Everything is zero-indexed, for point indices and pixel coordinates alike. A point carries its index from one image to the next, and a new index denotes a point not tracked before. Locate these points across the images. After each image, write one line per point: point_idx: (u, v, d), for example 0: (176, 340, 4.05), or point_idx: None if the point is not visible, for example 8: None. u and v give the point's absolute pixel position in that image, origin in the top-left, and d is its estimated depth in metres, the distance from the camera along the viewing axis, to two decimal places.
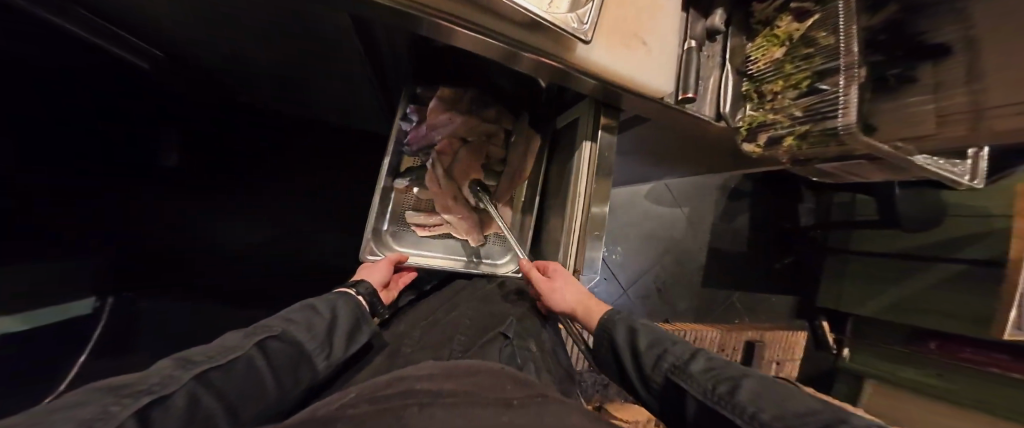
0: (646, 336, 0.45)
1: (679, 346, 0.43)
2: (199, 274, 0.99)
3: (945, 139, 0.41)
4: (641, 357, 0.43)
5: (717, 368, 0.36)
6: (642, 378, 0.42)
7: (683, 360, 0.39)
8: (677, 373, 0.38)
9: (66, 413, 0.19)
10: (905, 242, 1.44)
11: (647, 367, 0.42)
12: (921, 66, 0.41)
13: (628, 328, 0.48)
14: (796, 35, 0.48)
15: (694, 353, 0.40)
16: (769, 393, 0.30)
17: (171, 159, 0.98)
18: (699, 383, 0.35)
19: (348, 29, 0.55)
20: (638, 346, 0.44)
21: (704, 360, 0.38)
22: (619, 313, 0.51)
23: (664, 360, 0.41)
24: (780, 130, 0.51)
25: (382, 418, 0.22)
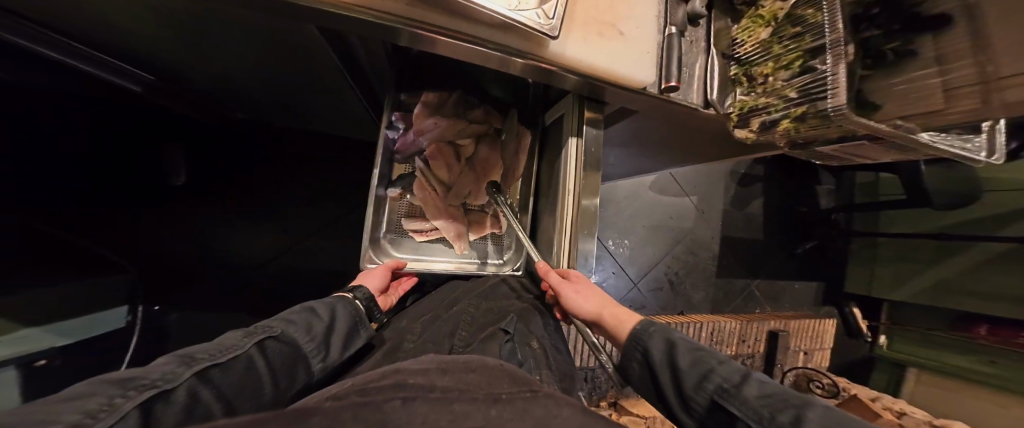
0: (687, 351, 0.35)
1: (733, 366, 0.32)
2: (219, 282, 1.06)
3: (958, 115, 0.37)
4: (681, 379, 0.33)
5: (781, 396, 0.27)
6: (683, 404, 0.33)
7: (732, 383, 0.29)
8: (725, 398, 0.28)
9: (78, 402, 0.21)
10: (943, 220, 1.39)
11: (686, 390, 0.32)
12: (922, 37, 0.38)
13: (665, 341, 0.38)
14: (780, 15, 0.46)
15: (745, 375, 0.30)
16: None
17: (178, 179, 1.06)
18: (757, 413, 0.26)
19: (326, 51, 0.57)
20: (677, 361, 0.34)
21: (766, 387, 0.28)
22: (656, 323, 0.41)
23: (708, 381, 0.31)
24: (774, 114, 0.47)
25: (362, 410, 0.21)
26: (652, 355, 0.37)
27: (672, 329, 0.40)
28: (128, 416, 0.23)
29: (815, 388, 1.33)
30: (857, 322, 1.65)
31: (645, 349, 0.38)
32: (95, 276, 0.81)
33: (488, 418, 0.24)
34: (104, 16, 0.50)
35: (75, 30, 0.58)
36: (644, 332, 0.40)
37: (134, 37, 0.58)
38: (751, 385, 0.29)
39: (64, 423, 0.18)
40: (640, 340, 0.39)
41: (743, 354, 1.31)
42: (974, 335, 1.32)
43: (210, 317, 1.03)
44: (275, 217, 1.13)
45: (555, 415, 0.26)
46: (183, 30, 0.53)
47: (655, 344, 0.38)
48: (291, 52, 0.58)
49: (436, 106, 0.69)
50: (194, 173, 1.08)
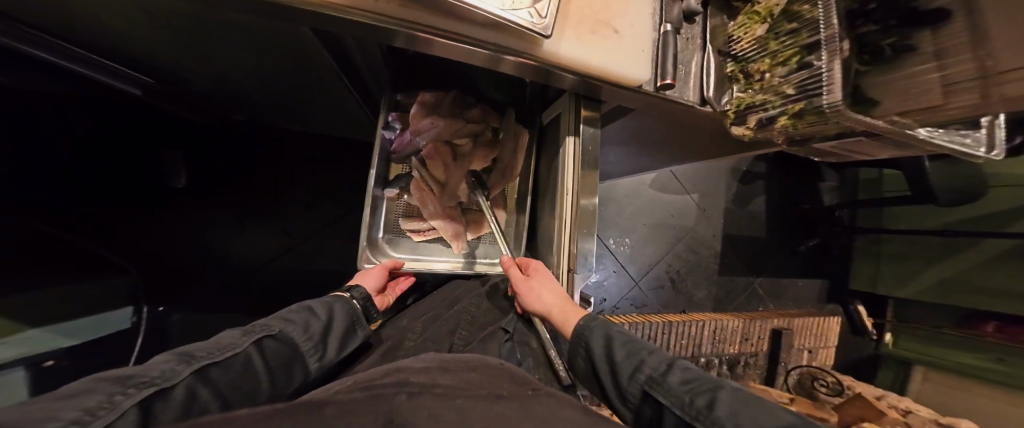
0: (624, 346, 0.44)
1: (657, 355, 0.41)
2: (222, 283, 1.07)
3: (959, 110, 0.37)
4: (619, 372, 0.41)
5: (693, 378, 0.36)
6: (621, 392, 0.41)
7: (659, 372, 0.38)
8: (655, 386, 0.37)
9: (78, 399, 0.22)
10: (949, 216, 1.38)
11: (623, 381, 0.40)
12: (920, 32, 0.37)
13: (607, 338, 0.46)
14: (777, 11, 0.46)
15: (671, 363, 0.39)
16: (742, 405, 0.30)
17: (180, 181, 1.07)
18: (679, 398, 0.33)
19: (321, 53, 0.57)
20: (617, 357, 0.42)
21: (682, 371, 0.37)
22: (598, 320, 0.49)
23: (642, 372, 0.39)
24: (772, 110, 0.47)
25: (372, 404, 0.22)
26: (597, 352, 0.45)
27: (614, 326, 0.48)
28: (127, 414, 0.23)
29: (819, 386, 1.32)
30: (862, 319, 1.65)
31: (592, 348, 0.46)
32: (95, 277, 0.82)
33: (489, 415, 0.24)
34: (100, 19, 0.51)
35: (73, 33, 0.59)
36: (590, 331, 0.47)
37: (130, 39, 0.59)
38: (674, 371, 0.38)
39: (61, 420, 0.19)
40: (588, 339, 0.47)
41: (746, 353, 1.31)
42: (981, 333, 1.30)
43: (213, 317, 1.04)
44: (277, 218, 1.14)
45: (554, 414, 0.26)
46: (181, 33, 0.53)
47: (599, 341, 0.46)
48: (288, 54, 0.59)
49: (432, 105, 0.69)
50: (194, 174, 1.09)
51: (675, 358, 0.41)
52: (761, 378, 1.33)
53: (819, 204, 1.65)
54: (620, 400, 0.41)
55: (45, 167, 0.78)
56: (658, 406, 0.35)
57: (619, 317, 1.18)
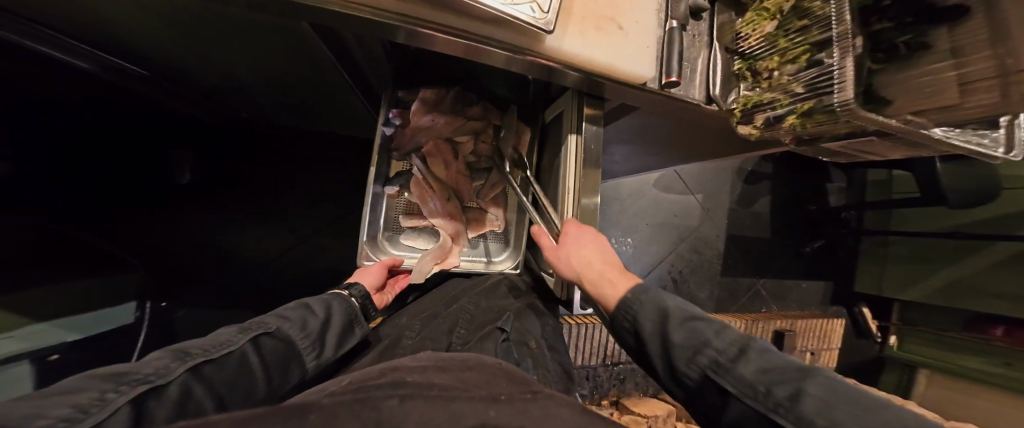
0: (679, 324, 0.34)
1: (724, 336, 0.32)
2: (224, 279, 1.08)
3: (974, 109, 0.35)
4: (674, 355, 0.33)
5: (775, 367, 0.26)
6: (675, 377, 0.33)
7: (728, 356, 0.29)
8: (722, 372, 0.28)
9: (74, 395, 0.22)
10: (959, 218, 1.35)
11: (678, 365, 0.32)
12: (936, 29, 0.37)
13: (658, 313, 0.37)
14: (786, 7, 0.44)
15: (744, 347, 0.30)
16: (851, 398, 0.21)
17: (184, 176, 1.08)
18: (751, 388, 0.25)
19: (324, 49, 0.57)
20: (670, 338, 0.34)
21: (765, 360, 0.28)
22: (647, 292, 0.40)
23: (703, 355, 0.30)
24: (780, 109, 0.46)
25: (358, 408, 0.21)
26: (646, 328, 0.37)
27: (669, 301, 0.38)
28: (119, 412, 0.23)
29: None
30: (866, 323, 1.61)
31: (637, 324, 0.38)
32: (101, 273, 0.83)
33: (486, 418, 0.24)
34: (102, 15, 0.51)
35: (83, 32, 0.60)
36: (636, 306, 0.39)
37: (138, 37, 0.59)
38: (747, 358, 0.28)
39: (53, 418, 0.19)
40: (631, 313, 0.39)
41: None
42: (988, 336, 1.28)
43: (216, 314, 1.05)
44: (278, 215, 1.14)
45: (553, 416, 0.25)
46: (183, 29, 0.53)
47: (646, 317, 0.37)
48: (293, 51, 0.59)
49: (433, 101, 0.68)
50: (198, 170, 1.10)
51: (752, 341, 0.31)
52: None
53: (825, 206, 1.62)
54: (677, 387, 0.33)
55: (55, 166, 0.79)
56: (725, 400, 0.27)
57: None
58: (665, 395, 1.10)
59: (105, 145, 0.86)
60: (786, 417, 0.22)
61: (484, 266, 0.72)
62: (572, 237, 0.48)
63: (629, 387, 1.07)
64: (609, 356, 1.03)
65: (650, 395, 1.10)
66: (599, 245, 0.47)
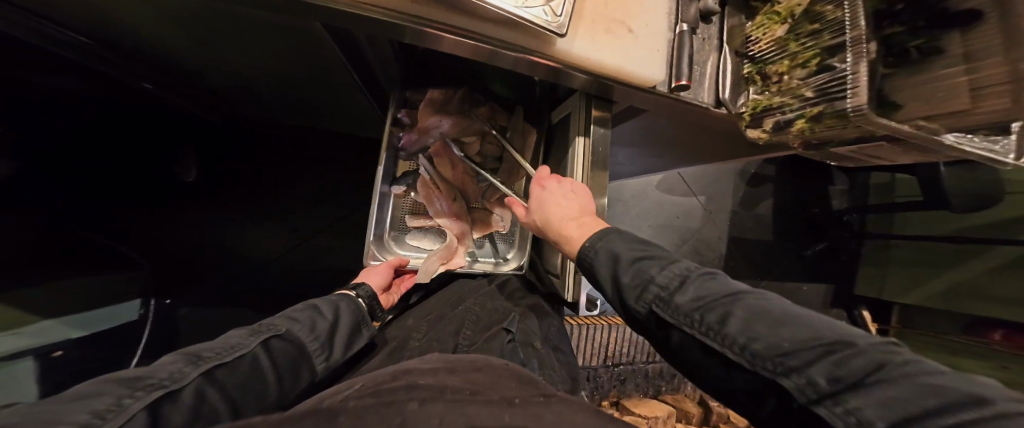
0: (628, 264, 0.37)
1: (667, 271, 0.35)
2: (227, 278, 1.08)
3: (989, 114, 0.36)
4: (625, 293, 0.36)
5: (708, 290, 0.31)
6: (623, 307, 0.37)
7: (669, 290, 0.33)
8: (666, 305, 0.32)
9: (90, 401, 0.25)
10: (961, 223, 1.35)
11: (630, 303, 0.35)
12: (948, 33, 0.37)
13: (609, 257, 0.40)
14: (798, 11, 0.44)
15: (682, 279, 0.33)
16: (765, 312, 0.26)
17: (190, 174, 1.07)
18: (690, 318, 0.30)
19: (334, 50, 0.57)
20: (620, 280, 0.37)
21: (699, 287, 0.32)
22: (599, 237, 0.42)
23: (649, 291, 0.34)
24: (789, 113, 0.46)
25: (381, 417, 0.22)
26: (600, 271, 0.40)
27: (620, 242, 0.41)
28: (135, 417, 0.26)
29: None
30: (867, 325, 1.61)
31: (593, 268, 0.41)
32: (106, 270, 0.83)
33: (501, 423, 0.23)
34: (113, 12, 0.51)
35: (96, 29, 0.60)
36: (591, 253, 0.42)
37: (147, 35, 0.59)
38: (685, 288, 0.32)
39: (73, 423, 0.22)
40: (589, 260, 0.42)
41: None
42: (988, 341, 1.28)
43: (219, 311, 1.05)
44: (282, 213, 1.14)
45: (567, 420, 0.25)
46: (192, 28, 0.53)
47: (600, 262, 0.40)
48: (302, 52, 0.59)
49: (441, 101, 0.68)
50: (205, 167, 1.10)
51: (690, 268, 0.35)
52: None
53: (827, 210, 1.61)
54: (624, 315, 0.38)
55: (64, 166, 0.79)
56: (668, 326, 0.32)
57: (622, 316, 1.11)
58: (666, 395, 1.10)
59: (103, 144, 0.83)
60: (718, 340, 0.27)
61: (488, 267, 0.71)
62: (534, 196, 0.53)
63: (630, 388, 1.05)
64: (609, 357, 1.03)
65: (651, 396, 1.09)
66: (558, 202, 0.50)
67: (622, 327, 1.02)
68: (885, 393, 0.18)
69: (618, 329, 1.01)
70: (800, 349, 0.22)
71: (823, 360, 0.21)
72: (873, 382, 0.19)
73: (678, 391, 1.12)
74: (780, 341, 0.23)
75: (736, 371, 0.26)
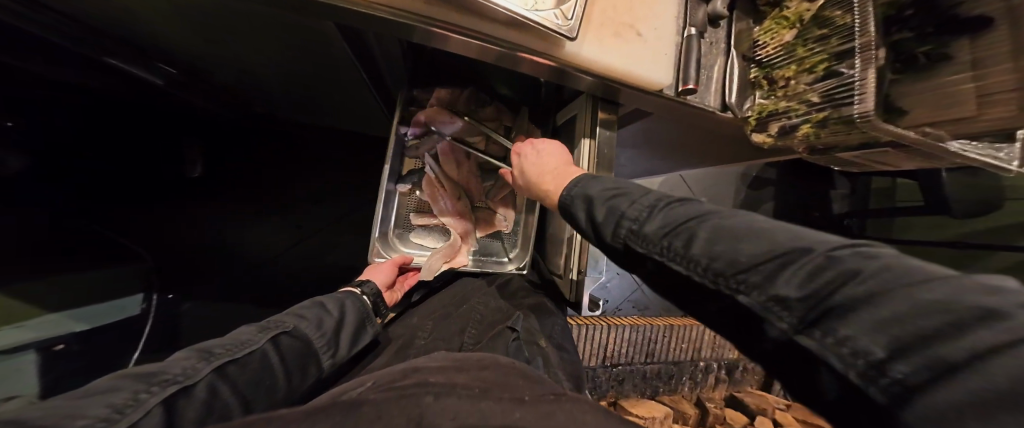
0: (598, 202, 0.34)
1: (637, 203, 0.31)
2: (228, 275, 1.08)
3: (994, 121, 0.37)
4: (599, 231, 0.33)
5: (676, 215, 0.28)
6: (593, 242, 0.35)
7: (638, 221, 0.30)
8: (633, 238, 0.29)
9: (106, 397, 0.27)
10: (961, 228, 1.36)
11: (603, 239, 0.33)
12: (958, 40, 0.37)
13: (583, 199, 0.36)
14: (807, 16, 0.45)
15: (653, 208, 0.30)
16: (730, 229, 0.24)
17: (195, 171, 1.07)
18: (657, 246, 0.27)
19: (343, 48, 0.57)
20: (594, 218, 0.34)
21: (669, 214, 0.28)
22: (574, 185, 0.39)
23: (619, 227, 0.31)
24: (794, 118, 0.47)
25: (399, 413, 0.23)
26: (576, 214, 0.37)
27: (593, 182, 0.37)
28: (151, 413, 0.28)
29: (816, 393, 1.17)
30: None
31: (570, 211, 0.38)
32: (109, 265, 0.83)
33: (511, 421, 0.24)
34: (123, 8, 0.51)
35: (105, 24, 0.61)
36: (568, 198, 0.38)
37: (153, 30, 0.59)
38: (655, 217, 0.29)
39: (91, 418, 0.25)
40: (566, 204, 0.39)
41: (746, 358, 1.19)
42: None
43: (222, 306, 1.05)
44: (285, 210, 1.14)
45: (577, 420, 0.26)
46: (202, 24, 0.53)
47: (577, 206, 0.37)
48: (310, 49, 0.59)
49: (448, 99, 0.68)
50: (210, 163, 1.10)
51: (660, 196, 0.31)
52: (757, 385, 1.21)
53: (828, 214, 1.54)
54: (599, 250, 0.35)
55: (57, 159, 0.77)
56: (641, 259, 0.29)
57: (624, 316, 1.11)
58: (664, 396, 1.09)
59: (101, 143, 0.84)
60: (690, 267, 0.25)
61: (492, 265, 0.71)
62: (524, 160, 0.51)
63: (629, 389, 1.05)
64: (609, 357, 1.03)
65: (649, 397, 1.08)
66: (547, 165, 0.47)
67: (623, 327, 1.03)
68: (882, 315, 0.15)
69: (618, 329, 1.03)
70: (763, 265, 0.20)
71: (800, 281, 0.18)
72: (848, 298, 0.16)
73: (675, 392, 1.12)
74: (743, 258, 0.21)
75: (711, 298, 0.23)
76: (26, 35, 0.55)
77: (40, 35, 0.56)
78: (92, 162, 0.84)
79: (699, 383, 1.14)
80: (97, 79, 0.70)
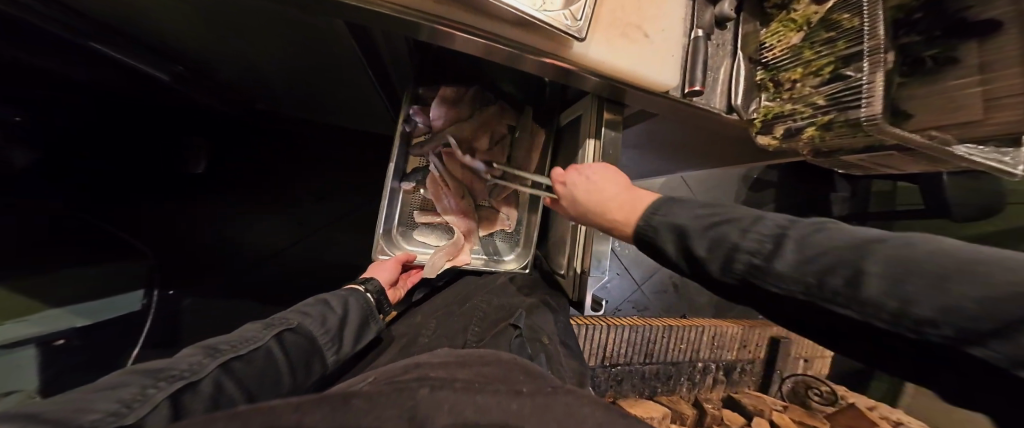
0: (699, 232, 0.30)
1: (751, 234, 0.27)
2: (227, 271, 1.07)
3: (998, 126, 0.37)
4: (706, 265, 0.30)
5: (817, 245, 0.23)
6: (708, 280, 0.31)
7: (763, 255, 0.25)
8: (763, 275, 0.25)
9: (115, 391, 0.26)
10: (959, 232, 1.37)
11: (713, 275, 0.29)
12: (966, 43, 0.38)
13: (672, 227, 0.33)
14: (814, 19, 0.46)
15: (775, 238, 0.26)
16: (916, 259, 0.18)
17: (199, 167, 1.06)
18: (803, 284, 0.23)
19: (350, 45, 0.57)
20: (694, 251, 0.30)
21: (800, 244, 0.24)
22: (657, 208, 0.36)
23: (737, 262, 0.27)
24: (799, 121, 0.48)
25: (391, 398, 0.23)
26: (664, 244, 0.33)
27: (682, 208, 0.34)
28: (159, 407, 0.27)
29: (813, 396, 1.16)
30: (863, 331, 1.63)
31: (654, 239, 0.35)
32: (111, 260, 0.83)
33: (509, 416, 0.24)
34: (133, 3, 0.51)
35: (123, 24, 0.62)
36: (650, 224, 0.35)
37: (158, 24, 0.59)
38: (783, 248, 0.25)
39: (101, 412, 0.24)
40: (648, 232, 0.35)
41: (744, 359, 1.19)
42: None
43: (224, 302, 1.04)
44: (286, 206, 1.14)
45: (576, 415, 0.25)
46: (206, 18, 0.53)
47: (663, 234, 0.34)
48: (316, 46, 0.59)
49: (451, 95, 0.68)
50: (214, 160, 1.09)
51: (783, 223, 0.27)
52: (754, 386, 1.21)
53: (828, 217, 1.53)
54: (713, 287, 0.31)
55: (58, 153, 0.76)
56: (772, 295, 0.25)
57: (624, 317, 1.12)
58: (662, 397, 1.10)
59: (101, 143, 0.84)
60: (850, 303, 0.20)
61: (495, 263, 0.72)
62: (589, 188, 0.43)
63: (628, 388, 1.06)
64: (609, 357, 1.03)
65: (647, 397, 1.09)
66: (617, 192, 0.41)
67: (623, 327, 1.03)
68: None
69: (617, 330, 1.02)
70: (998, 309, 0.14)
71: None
72: None
73: (674, 393, 1.12)
74: (956, 300, 0.16)
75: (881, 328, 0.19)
76: (41, 32, 0.55)
77: (56, 33, 0.56)
78: (94, 161, 0.85)
79: (697, 384, 1.14)
80: (105, 75, 0.70)
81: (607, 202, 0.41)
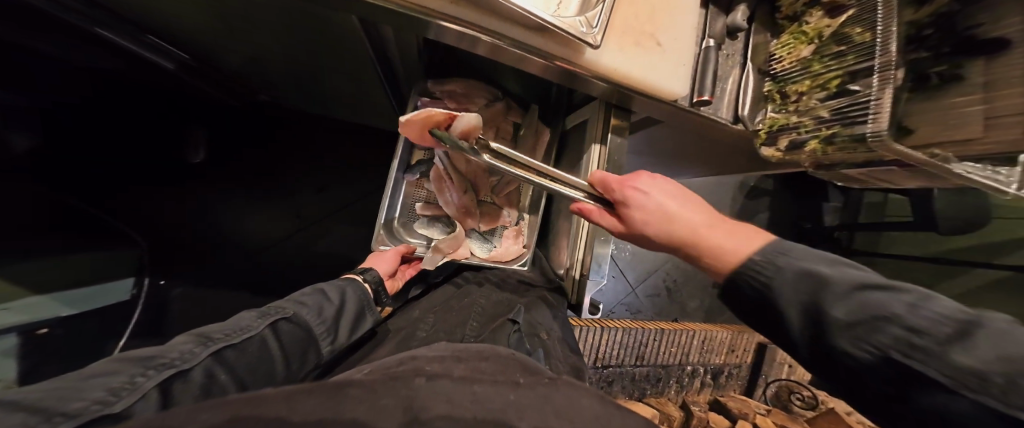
0: (841, 293, 0.23)
1: (924, 311, 0.20)
2: (216, 262, 1.04)
3: (996, 146, 0.43)
4: (830, 332, 0.23)
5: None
6: (820, 349, 0.24)
7: (934, 337, 0.19)
8: (920, 358, 0.18)
9: (105, 378, 0.26)
10: (944, 244, 1.40)
11: (834, 344, 0.22)
12: (972, 61, 0.44)
13: (802, 279, 0.25)
14: (827, 32, 0.48)
15: (966, 325, 0.18)
16: None
17: (198, 156, 1.04)
18: (979, 384, 0.16)
19: (360, 40, 0.56)
20: (825, 311, 0.23)
21: (1006, 340, 0.17)
22: (785, 260, 0.27)
23: (883, 336, 0.20)
24: (802, 134, 0.50)
25: (389, 385, 0.22)
26: (782, 296, 0.26)
27: (830, 265, 0.25)
28: (148, 395, 0.27)
29: (795, 400, 1.18)
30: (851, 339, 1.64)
31: (768, 287, 0.27)
32: (100, 247, 0.80)
33: (509, 403, 0.23)
34: None
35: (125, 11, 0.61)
36: (769, 272, 0.27)
37: (164, 13, 0.58)
38: (971, 340, 0.18)
39: (89, 400, 0.24)
40: (764, 275, 0.27)
41: (731, 364, 1.21)
42: None
43: (214, 293, 1.02)
44: (280, 197, 1.12)
45: (577, 404, 0.25)
46: (208, 6, 0.51)
47: (787, 284, 0.26)
48: (321, 39, 0.58)
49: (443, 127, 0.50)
50: (213, 150, 1.07)
51: (978, 313, 0.19)
52: (740, 389, 1.23)
53: (819, 225, 1.53)
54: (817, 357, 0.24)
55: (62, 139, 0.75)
56: (919, 386, 0.18)
57: (617, 319, 1.13)
58: (651, 398, 1.11)
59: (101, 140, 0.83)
60: None
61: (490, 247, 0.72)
62: (654, 210, 0.35)
63: (617, 390, 1.07)
64: (600, 359, 1.04)
65: (637, 399, 1.10)
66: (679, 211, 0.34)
67: (615, 329, 1.04)
68: None
69: (609, 331, 1.03)
70: None
71: None
72: None
73: (662, 395, 1.13)
74: None
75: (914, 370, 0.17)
76: (53, 18, 0.54)
77: (66, 18, 0.55)
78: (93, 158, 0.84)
79: (685, 387, 1.16)
80: (118, 62, 0.68)
81: (695, 225, 0.33)
